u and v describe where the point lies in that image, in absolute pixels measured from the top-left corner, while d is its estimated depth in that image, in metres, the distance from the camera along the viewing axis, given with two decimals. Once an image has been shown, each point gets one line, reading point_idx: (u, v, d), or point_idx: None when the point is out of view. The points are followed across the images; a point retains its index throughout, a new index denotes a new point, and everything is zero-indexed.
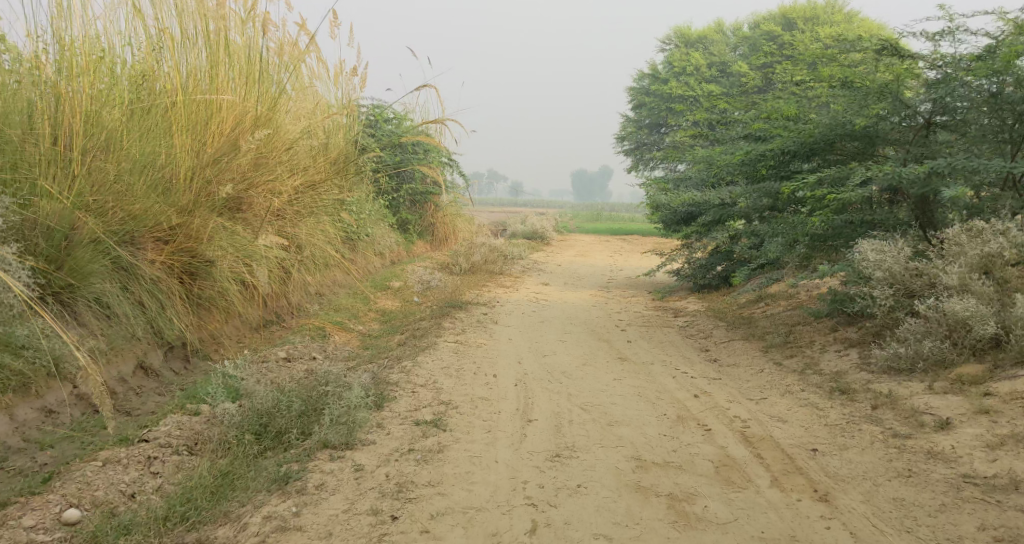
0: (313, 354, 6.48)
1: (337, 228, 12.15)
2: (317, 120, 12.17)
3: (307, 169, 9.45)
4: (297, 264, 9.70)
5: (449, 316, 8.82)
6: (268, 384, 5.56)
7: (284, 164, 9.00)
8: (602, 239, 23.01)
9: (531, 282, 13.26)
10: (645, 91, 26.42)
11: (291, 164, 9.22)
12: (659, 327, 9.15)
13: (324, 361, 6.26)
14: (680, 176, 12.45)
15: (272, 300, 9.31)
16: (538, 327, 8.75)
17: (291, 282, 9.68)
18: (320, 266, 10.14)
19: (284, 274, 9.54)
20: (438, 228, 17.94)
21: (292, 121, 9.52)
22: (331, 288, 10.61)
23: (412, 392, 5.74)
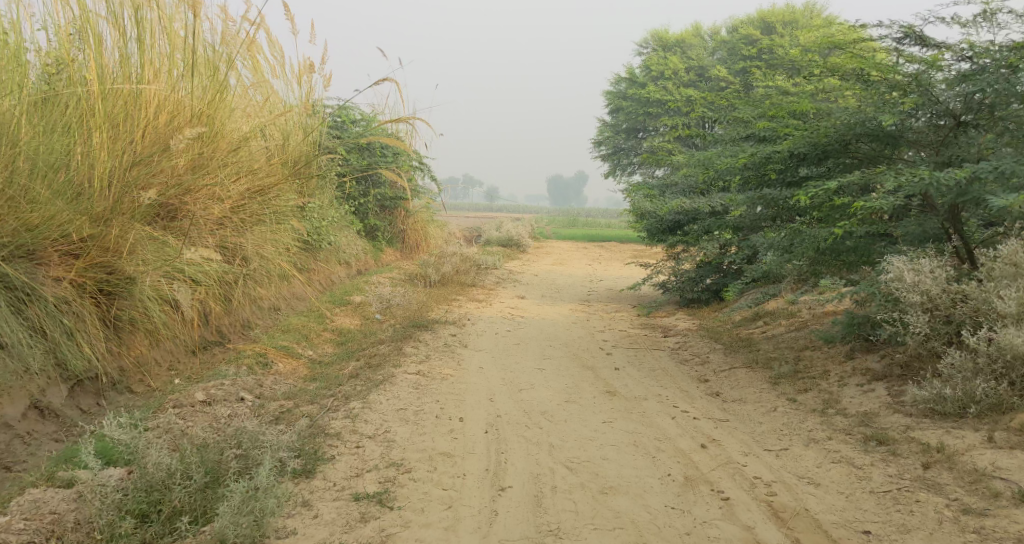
0: (241, 394, 5.38)
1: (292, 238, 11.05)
2: (270, 120, 11.08)
3: (256, 172, 8.39)
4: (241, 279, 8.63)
5: (412, 339, 7.79)
6: (173, 438, 4.54)
7: (230, 167, 7.98)
8: (580, 247, 22.05)
9: (506, 295, 12.24)
10: (622, 95, 25.45)
11: (238, 166, 8.20)
12: (649, 349, 8.19)
13: (255, 405, 5.20)
14: (667, 182, 11.52)
15: (213, 319, 8.29)
16: (513, 350, 7.75)
17: (235, 298, 8.62)
18: (269, 282, 9.05)
19: (226, 290, 8.47)
20: (408, 235, 16.87)
21: (240, 118, 8.48)
22: (281, 304, 9.54)
23: (357, 447, 4.71)
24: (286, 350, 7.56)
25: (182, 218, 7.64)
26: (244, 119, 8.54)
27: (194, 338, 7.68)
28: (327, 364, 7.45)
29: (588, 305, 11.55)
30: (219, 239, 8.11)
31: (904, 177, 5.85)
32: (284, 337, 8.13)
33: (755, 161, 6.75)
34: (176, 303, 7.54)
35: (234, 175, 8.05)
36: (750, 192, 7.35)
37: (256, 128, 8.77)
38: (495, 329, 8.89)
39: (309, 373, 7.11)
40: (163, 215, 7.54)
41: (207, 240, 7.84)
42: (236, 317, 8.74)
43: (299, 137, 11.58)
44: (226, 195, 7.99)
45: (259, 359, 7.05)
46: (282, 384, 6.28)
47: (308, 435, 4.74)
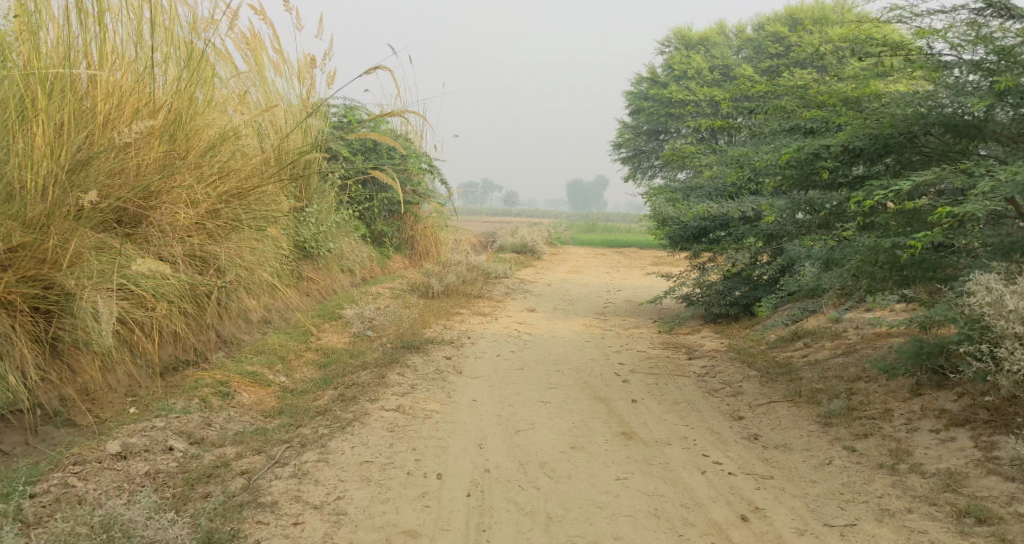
0: (172, 442, 4.36)
1: (284, 246, 10.07)
2: (261, 118, 10.16)
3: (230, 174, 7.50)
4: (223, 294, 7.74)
5: (399, 364, 6.80)
6: (43, 520, 3.63)
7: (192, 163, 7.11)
8: (598, 253, 20.93)
9: (515, 308, 11.20)
10: (643, 96, 24.29)
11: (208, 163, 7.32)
12: (673, 375, 7.14)
13: (183, 461, 4.22)
14: (691, 185, 10.46)
15: (189, 336, 7.39)
16: (515, 377, 6.72)
17: (216, 315, 7.74)
18: (249, 293, 8.11)
19: (198, 308, 7.50)
20: (418, 242, 15.84)
21: (213, 114, 7.59)
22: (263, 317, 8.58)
23: (295, 522, 3.78)
24: (256, 376, 6.60)
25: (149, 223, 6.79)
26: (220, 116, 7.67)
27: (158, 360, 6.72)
28: (300, 394, 6.49)
29: (603, 319, 10.50)
30: (191, 250, 7.21)
31: (991, 176, 4.81)
32: (254, 360, 7.17)
33: (802, 158, 5.71)
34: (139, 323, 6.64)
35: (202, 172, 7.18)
36: (794, 195, 6.28)
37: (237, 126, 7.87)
38: (496, 350, 7.86)
39: (278, 405, 6.15)
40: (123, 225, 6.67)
41: (176, 250, 6.95)
42: (219, 333, 7.85)
43: (294, 137, 10.65)
44: (195, 197, 7.12)
45: (219, 388, 6.11)
46: (237, 424, 5.33)
47: (237, 506, 3.83)
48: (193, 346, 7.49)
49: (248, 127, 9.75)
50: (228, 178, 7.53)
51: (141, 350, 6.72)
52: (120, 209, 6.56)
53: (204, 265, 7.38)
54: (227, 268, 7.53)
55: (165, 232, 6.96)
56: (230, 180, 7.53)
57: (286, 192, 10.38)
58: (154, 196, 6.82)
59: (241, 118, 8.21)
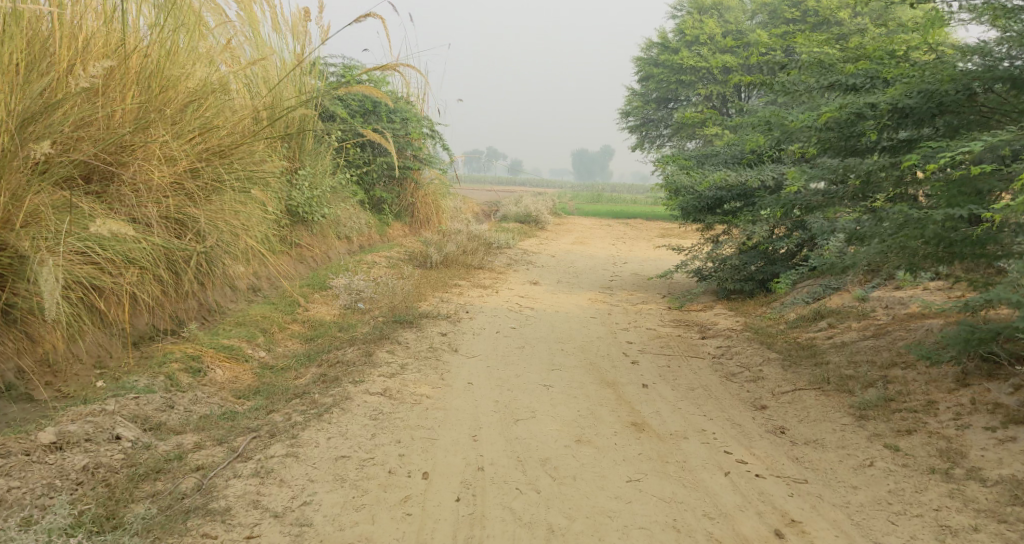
0: (121, 430, 3.86)
1: (273, 211, 9.45)
2: (251, 73, 9.54)
3: (212, 131, 7.06)
4: (207, 261, 7.22)
5: (389, 341, 6.24)
6: None
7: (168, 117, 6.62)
8: (603, 224, 20.27)
9: (516, 280, 10.62)
10: (653, 62, 23.45)
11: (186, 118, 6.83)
12: (686, 357, 6.58)
13: (128, 457, 3.75)
14: (705, 152, 9.85)
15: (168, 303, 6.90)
16: (514, 357, 6.16)
17: (199, 283, 7.24)
18: (235, 259, 7.58)
19: (177, 276, 6.97)
20: (417, 209, 15.16)
21: (196, 67, 7.10)
22: (246, 284, 8.01)
23: (249, 535, 3.34)
24: (232, 350, 6.05)
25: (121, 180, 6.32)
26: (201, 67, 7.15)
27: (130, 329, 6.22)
28: (280, 371, 5.93)
29: (609, 293, 9.92)
30: (169, 211, 6.71)
31: None
32: (231, 333, 6.60)
33: (845, 118, 5.17)
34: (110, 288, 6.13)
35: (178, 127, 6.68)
36: (827, 162, 5.72)
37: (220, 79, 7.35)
38: (495, 326, 7.30)
39: (254, 384, 5.60)
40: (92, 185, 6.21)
41: (149, 211, 6.46)
42: (201, 301, 7.36)
43: (290, 97, 10.04)
44: (172, 154, 6.63)
45: (189, 363, 5.57)
46: (204, 407, 4.78)
47: (181, 515, 3.41)
48: (174, 313, 7.00)
49: (237, 83, 9.14)
50: (212, 136, 7.08)
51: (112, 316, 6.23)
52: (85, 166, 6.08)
53: (184, 230, 6.87)
54: (209, 232, 7.02)
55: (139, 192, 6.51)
56: (212, 137, 7.03)
57: (278, 154, 9.78)
58: (126, 151, 6.37)
59: (228, 71, 7.68)
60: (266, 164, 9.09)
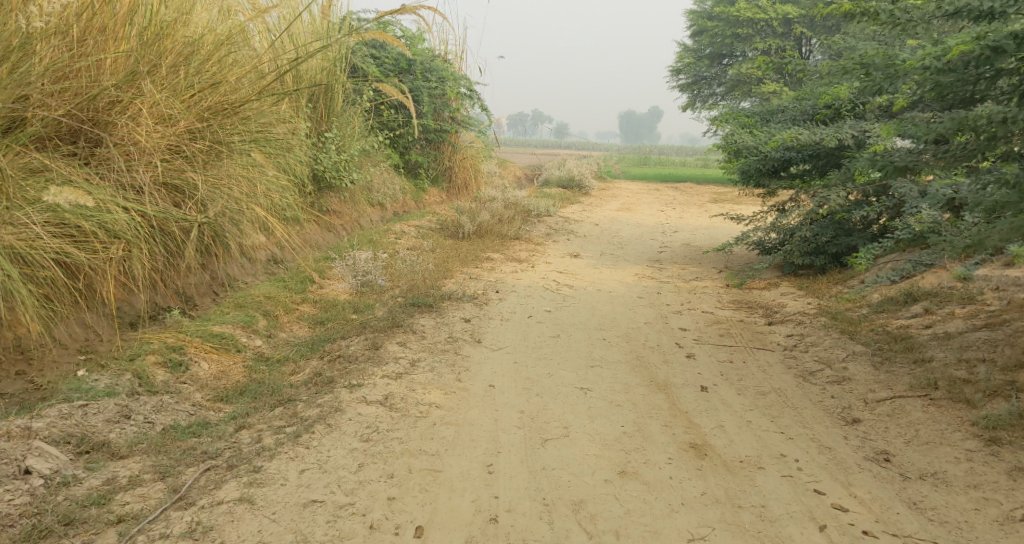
0: (31, 462, 3.37)
1: (292, 176, 8.54)
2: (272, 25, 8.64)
3: (210, 85, 6.25)
4: (217, 228, 6.48)
5: (402, 331, 5.42)
6: None
7: (159, 71, 5.93)
8: (651, 188, 19.07)
9: (555, 252, 9.66)
10: (708, 15, 21.93)
11: (184, 71, 6.12)
12: (753, 349, 5.59)
13: (31, 502, 3.25)
14: (770, 109, 8.73)
15: (171, 278, 6.16)
16: (548, 352, 5.30)
17: (209, 253, 6.50)
18: (246, 229, 6.72)
19: (176, 246, 6.13)
20: (456, 173, 13.96)
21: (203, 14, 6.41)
22: (257, 254, 7.17)
23: None
24: (222, 338, 5.09)
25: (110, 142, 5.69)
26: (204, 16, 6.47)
27: (113, 301, 5.40)
28: (276, 365, 5.06)
29: (659, 268, 8.92)
30: (165, 176, 6.02)
31: None
32: (226, 318, 5.66)
33: (980, 52, 4.39)
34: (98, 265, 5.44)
35: (170, 82, 5.99)
36: (948, 111, 4.87)
37: (232, 30, 6.68)
38: (527, 311, 6.39)
39: (242, 382, 4.71)
40: (81, 150, 5.60)
41: (139, 176, 5.77)
42: (215, 274, 6.61)
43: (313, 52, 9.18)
44: (166, 112, 5.93)
45: (169, 355, 4.66)
46: (171, 416, 3.91)
47: None
48: (179, 288, 6.22)
49: (260, 36, 8.28)
50: (214, 90, 6.29)
51: (101, 296, 5.52)
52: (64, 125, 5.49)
53: (182, 197, 6.14)
54: (210, 199, 6.26)
55: (128, 155, 5.78)
56: (213, 91, 6.28)
57: (302, 115, 8.91)
58: (106, 109, 5.65)
59: (247, 21, 6.98)
60: (287, 126, 8.22)
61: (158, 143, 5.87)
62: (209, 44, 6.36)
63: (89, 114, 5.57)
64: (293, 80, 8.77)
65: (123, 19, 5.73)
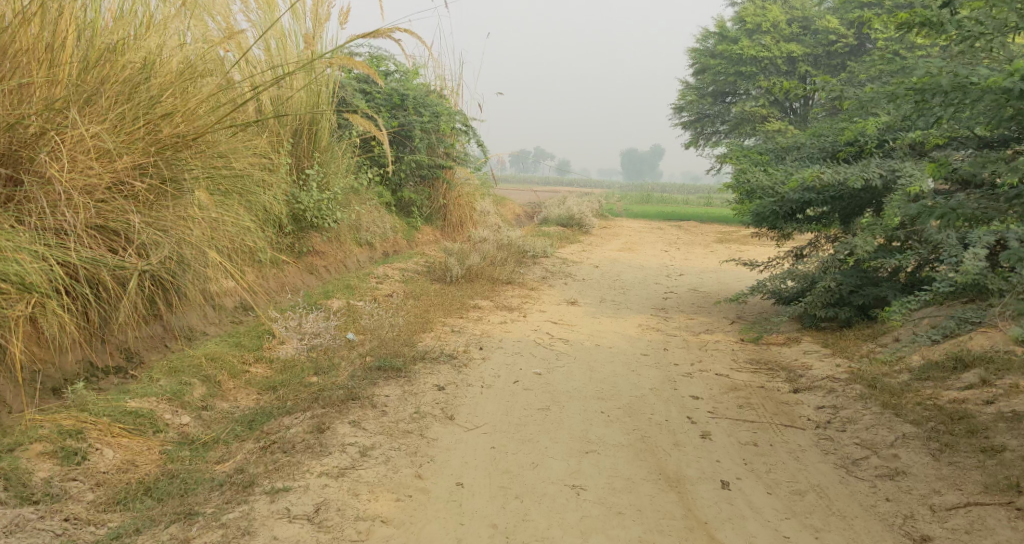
0: None
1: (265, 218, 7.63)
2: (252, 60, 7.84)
3: (159, 115, 5.27)
4: (172, 275, 5.51)
5: (359, 408, 4.55)
6: None
7: (97, 101, 5.03)
8: (654, 226, 18.18)
9: (551, 300, 8.75)
10: (709, 53, 21.28)
11: (131, 100, 5.20)
12: (779, 427, 4.67)
13: None
14: (786, 144, 7.88)
15: (112, 332, 5.23)
16: (533, 434, 4.40)
17: (162, 301, 5.56)
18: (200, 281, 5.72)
19: (115, 295, 5.15)
20: (451, 211, 13.04)
21: (152, 36, 5.50)
22: (220, 303, 6.25)
23: None
24: (137, 418, 4.32)
25: (33, 182, 4.78)
26: (161, 41, 5.54)
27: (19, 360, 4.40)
28: (201, 450, 4.20)
29: (665, 318, 8.03)
30: (101, 218, 5.07)
31: None
32: (151, 389, 4.81)
33: None
34: (9, 323, 4.40)
35: (112, 113, 5.06)
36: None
37: (195, 56, 5.77)
38: (513, 375, 5.48)
39: (152, 476, 3.90)
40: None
41: (67, 219, 4.79)
42: (167, 325, 5.67)
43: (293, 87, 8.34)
44: (102, 147, 4.97)
45: (61, 444, 3.94)
46: (29, 539, 3.36)
47: None
48: (118, 343, 5.29)
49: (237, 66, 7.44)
50: (168, 121, 5.32)
51: (12, 357, 4.51)
52: None
53: (120, 241, 5.16)
54: (155, 245, 5.25)
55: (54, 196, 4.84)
56: (167, 123, 5.32)
57: (283, 150, 8.03)
58: (28, 145, 4.76)
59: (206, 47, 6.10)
60: (264, 161, 7.34)
61: (90, 182, 4.92)
62: (166, 71, 5.43)
63: (8, 149, 4.70)
64: (273, 116, 7.93)
65: (55, 41, 4.85)
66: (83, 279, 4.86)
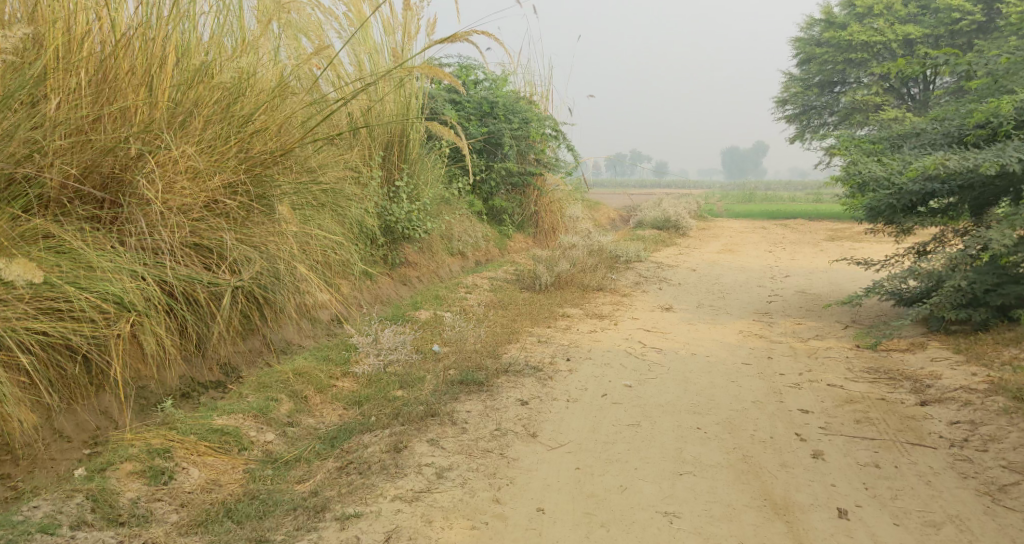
0: None
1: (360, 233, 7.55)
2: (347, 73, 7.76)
3: (250, 133, 5.16)
4: (266, 290, 5.34)
5: (438, 426, 4.34)
6: None
7: (192, 124, 4.93)
8: (757, 225, 17.39)
9: (645, 306, 8.35)
10: (815, 41, 20.27)
11: (224, 120, 5.09)
12: (904, 447, 4.19)
13: None
14: (902, 133, 7.24)
15: (215, 346, 5.06)
16: (622, 454, 4.08)
17: (258, 316, 5.37)
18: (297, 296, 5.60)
19: (212, 312, 4.96)
20: (543, 217, 12.77)
21: (239, 54, 5.42)
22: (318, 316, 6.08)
23: None
24: (223, 436, 4.21)
25: (133, 202, 4.66)
26: (251, 61, 5.45)
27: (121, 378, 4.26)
28: (284, 468, 4.05)
29: (769, 323, 7.51)
30: (195, 236, 4.93)
31: None
32: (236, 406, 4.74)
33: None
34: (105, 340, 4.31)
35: (207, 135, 4.95)
36: None
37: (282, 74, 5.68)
38: (602, 388, 5.15)
39: (234, 497, 3.77)
40: (102, 212, 4.58)
41: (165, 238, 4.69)
42: (266, 339, 5.50)
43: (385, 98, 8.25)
44: (197, 168, 4.85)
45: (149, 463, 3.87)
46: None
47: None
48: (220, 357, 5.12)
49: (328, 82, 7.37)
50: (258, 138, 5.21)
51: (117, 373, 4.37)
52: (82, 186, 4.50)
53: (213, 258, 4.99)
54: (247, 261, 5.09)
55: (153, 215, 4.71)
56: (258, 141, 5.21)
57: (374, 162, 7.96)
58: (128, 167, 4.65)
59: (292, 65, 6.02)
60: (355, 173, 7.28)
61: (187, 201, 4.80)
62: (257, 90, 5.34)
63: (110, 172, 4.58)
64: (365, 128, 7.86)
65: (153, 60, 4.76)
66: (178, 296, 4.70)
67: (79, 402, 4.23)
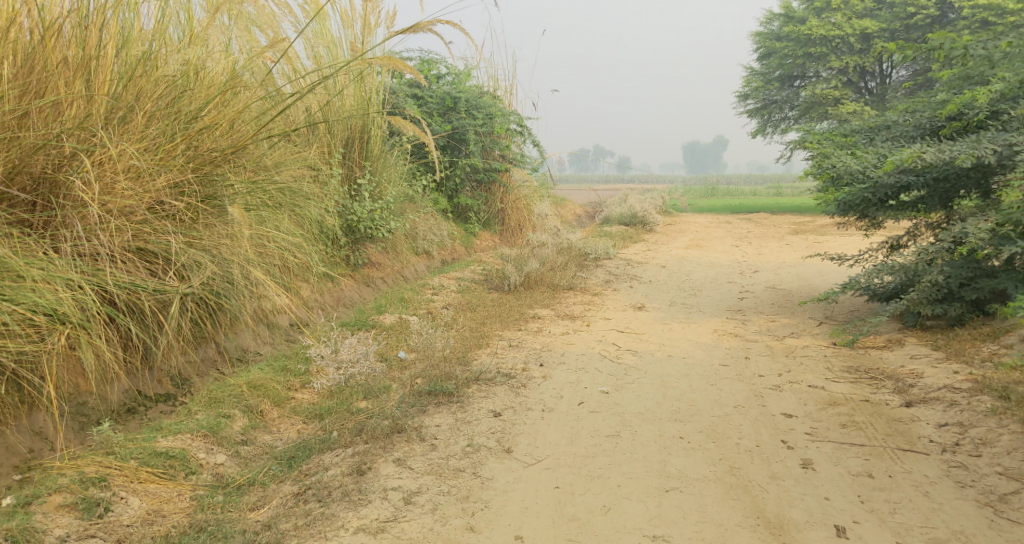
0: None
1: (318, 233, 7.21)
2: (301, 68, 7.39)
3: (198, 128, 4.77)
4: (219, 296, 4.97)
5: (405, 443, 4.04)
6: None
7: (134, 117, 4.54)
8: (722, 220, 17.28)
9: (617, 306, 8.12)
10: (775, 35, 20.26)
11: (170, 113, 4.70)
12: (897, 453, 4.00)
13: None
14: (875, 125, 7.07)
15: (162, 358, 4.70)
16: (605, 470, 3.83)
17: (211, 323, 4.99)
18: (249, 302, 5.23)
19: (157, 321, 4.59)
20: (509, 215, 12.48)
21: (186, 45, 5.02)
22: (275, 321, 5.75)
23: None
24: (167, 459, 3.87)
25: (68, 205, 4.28)
26: (200, 51, 5.06)
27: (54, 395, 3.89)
28: (237, 492, 3.73)
29: (744, 321, 7.32)
30: (139, 240, 4.55)
31: None
32: (185, 423, 4.39)
33: None
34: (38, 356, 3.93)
35: (150, 129, 4.57)
36: None
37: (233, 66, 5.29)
38: (578, 396, 4.89)
39: (179, 528, 3.47)
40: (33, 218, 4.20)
41: (104, 243, 4.31)
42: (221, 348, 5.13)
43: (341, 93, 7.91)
44: (140, 166, 4.47)
45: (83, 494, 3.54)
46: None
47: None
48: (168, 369, 4.75)
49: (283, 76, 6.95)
50: (207, 134, 4.82)
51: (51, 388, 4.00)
52: (10, 188, 4.11)
53: (159, 263, 4.63)
54: (196, 266, 4.72)
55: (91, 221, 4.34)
56: (207, 136, 4.82)
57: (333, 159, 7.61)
58: (61, 169, 4.26)
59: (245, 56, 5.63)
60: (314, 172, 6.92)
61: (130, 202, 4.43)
62: (206, 82, 4.94)
63: (42, 173, 4.20)
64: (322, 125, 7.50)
65: (88, 51, 4.37)
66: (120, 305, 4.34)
67: (9, 423, 3.85)
